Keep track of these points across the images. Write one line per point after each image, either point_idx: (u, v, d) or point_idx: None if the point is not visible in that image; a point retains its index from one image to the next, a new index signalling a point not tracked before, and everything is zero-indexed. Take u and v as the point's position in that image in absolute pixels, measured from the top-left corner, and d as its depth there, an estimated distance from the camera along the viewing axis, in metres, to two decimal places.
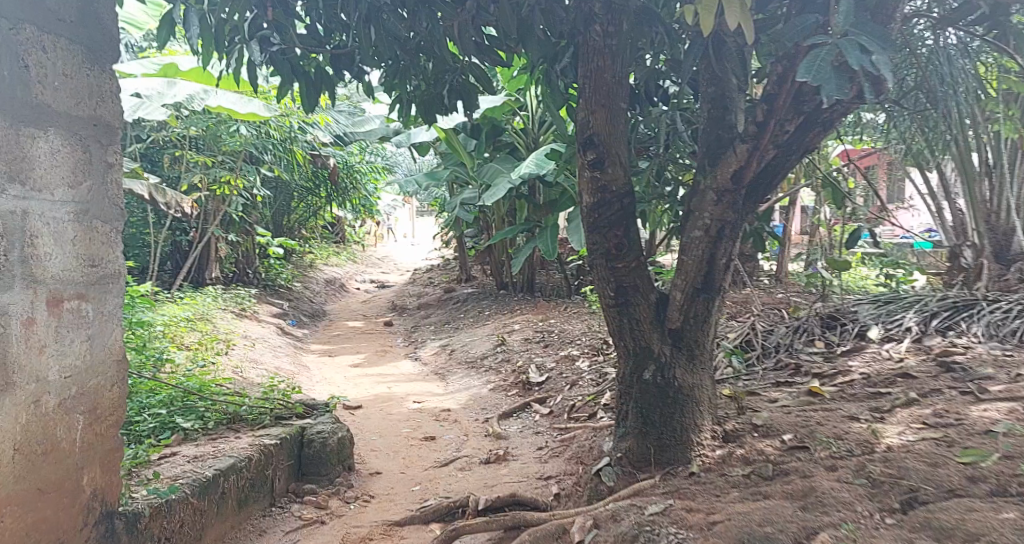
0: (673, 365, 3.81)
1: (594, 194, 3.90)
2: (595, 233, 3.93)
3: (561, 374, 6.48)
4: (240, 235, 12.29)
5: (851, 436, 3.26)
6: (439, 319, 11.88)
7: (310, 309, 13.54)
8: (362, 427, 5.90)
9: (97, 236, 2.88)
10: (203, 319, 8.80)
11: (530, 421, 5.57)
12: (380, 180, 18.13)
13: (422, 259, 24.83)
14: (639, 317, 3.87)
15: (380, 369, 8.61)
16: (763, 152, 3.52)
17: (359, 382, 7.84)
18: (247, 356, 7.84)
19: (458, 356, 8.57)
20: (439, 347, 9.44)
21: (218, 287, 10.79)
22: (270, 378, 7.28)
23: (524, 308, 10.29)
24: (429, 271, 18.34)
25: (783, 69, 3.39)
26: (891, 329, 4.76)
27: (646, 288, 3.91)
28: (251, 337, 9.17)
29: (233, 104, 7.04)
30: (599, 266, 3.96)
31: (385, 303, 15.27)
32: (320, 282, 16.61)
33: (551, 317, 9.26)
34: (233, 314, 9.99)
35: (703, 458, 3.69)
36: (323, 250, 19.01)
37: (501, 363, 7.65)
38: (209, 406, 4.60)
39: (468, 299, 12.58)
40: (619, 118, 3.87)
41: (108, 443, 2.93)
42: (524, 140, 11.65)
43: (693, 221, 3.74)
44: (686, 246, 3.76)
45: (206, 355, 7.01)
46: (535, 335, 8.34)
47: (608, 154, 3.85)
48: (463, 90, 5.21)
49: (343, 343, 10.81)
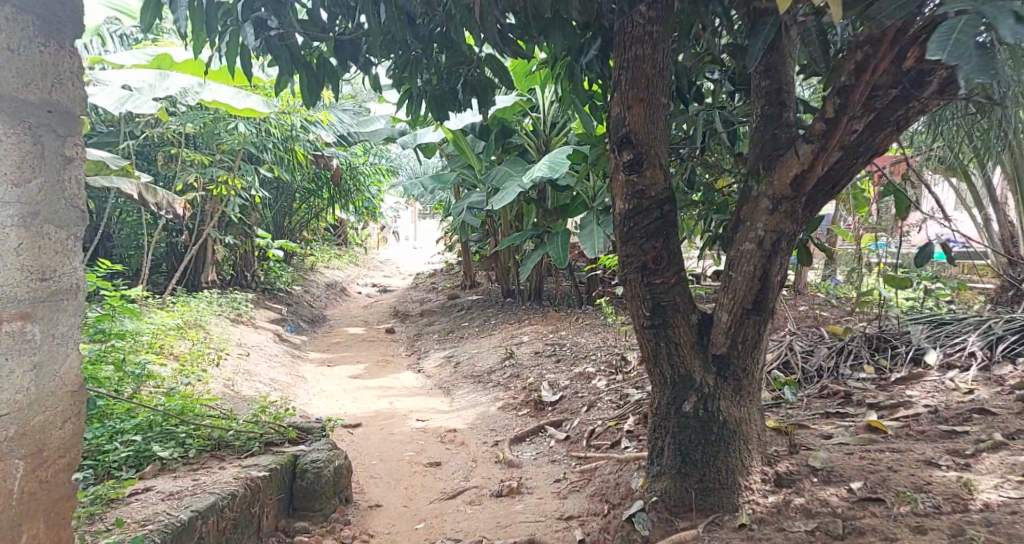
0: (718, 396, 3.35)
1: (629, 200, 3.47)
2: (629, 244, 3.49)
3: (577, 394, 6.01)
4: (237, 237, 11.82)
5: (936, 489, 2.87)
6: (443, 327, 11.39)
7: (310, 314, 13.06)
8: (362, 450, 5.42)
9: (51, 244, 2.41)
10: (196, 326, 8.32)
11: (545, 448, 5.08)
12: (384, 182, 17.70)
13: (425, 263, 24.41)
14: (679, 340, 3.42)
15: (382, 381, 8.13)
16: (830, 153, 3.05)
17: (358, 396, 7.35)
18: (240, 367, 7.36)
19: (465, 369, 8.08)
20: (444, 358, 8.95)
21: (214, 291, 10.31)
22: (264, 392, 6.80)
23: (533, 318, 9.80)
24: (432, 276, 17.87)
25: (864, 56, 2.89)
26: (951, 355, 4.29)
27: (686, 308, 3.46)
28: (246, 345, 8.70)
29: (229, 99, 6.51)
30: (634, 281, 3.51)
31: (387, 309, 14.79)
32: (320, 286, 16.14)
33: (562, 328, 8.79)
34: (228, 321, 9.51)
35: (753, 505, 3.21)
36: (324, 253, 18.55)
37: (510, 378, 7.18)
38: (191, 431, 4.11)
39: (473, 307, 12.10)
40: (659, 114, 3.44)
41: (57, 492, 2.47)
42: (534, 142, 11.19)
43: (744, 233, 3.29)
44: (735, 260, 3.29)
45: (196, 367, 6.53)
46: (546, 348, 7.86)
47: (648, 155, 3.42)
48: (479, 86, 4.81)
49: (343, 351, 10.34)
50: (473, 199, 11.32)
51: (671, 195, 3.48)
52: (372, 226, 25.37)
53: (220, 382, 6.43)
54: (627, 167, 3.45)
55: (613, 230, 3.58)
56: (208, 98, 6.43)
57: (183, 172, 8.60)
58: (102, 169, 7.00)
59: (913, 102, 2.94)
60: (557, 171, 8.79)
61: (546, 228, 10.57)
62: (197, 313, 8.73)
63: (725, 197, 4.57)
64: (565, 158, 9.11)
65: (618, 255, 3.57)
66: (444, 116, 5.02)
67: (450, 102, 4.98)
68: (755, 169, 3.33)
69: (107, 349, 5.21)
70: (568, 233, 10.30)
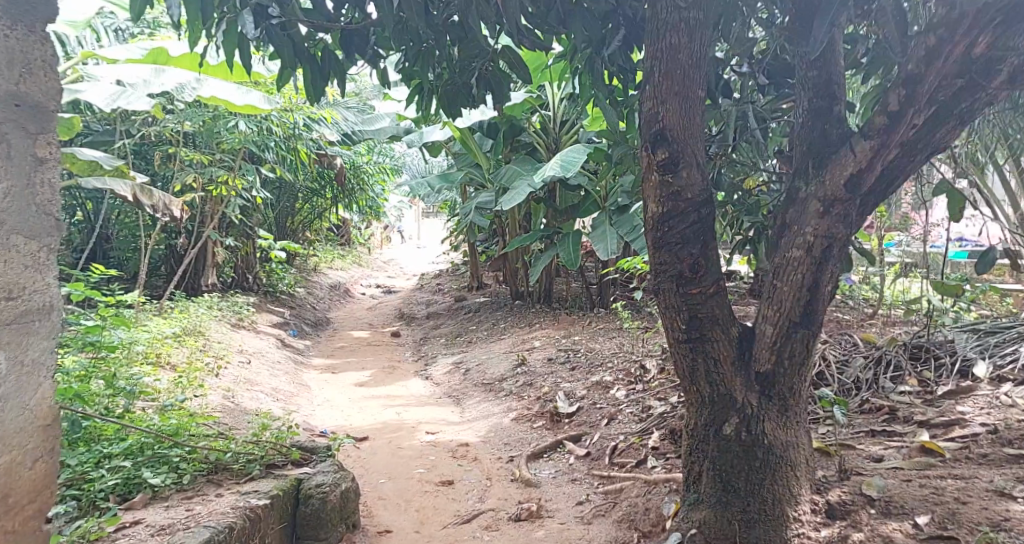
0: (763, 418, 3.07)
1: (663, 204, 3.16)
2: (663, 251, 3.19)
3: (595, 405, 5.72)
4: (239, 239, 11.55)
5: (1016, 528, 2.66)
6: (450, 330, 11.11)
7: (313, 317, 12.79)
8: (369, 467, 5.13)
9: (17, 260, 2.52)
10: (197, 333, 8.04)
11: (565, 466, 4.78)
12: (388, 181, 17.42)
13: (429, 263, 24.14)
14: (719, 356, 3.13)
15: (388, 390, 7.83)
16: (888, 153, 2.77)
17: (364, 406, 7.06)
18: (241, 376, 7.08)
19: (474, 376, 7.79)
20: (452, 364, 8.66)
21: (216, 295, 10.03)
22: (267, 403, 6.50)
23: (543, 322, 9.51)
24: (437, 276, 17.61)
25: (937, 40, 2.63)
26: (1003, 367, 3.95)
27: (725, 319, 3.16)
28: (248, 351, 8.42)
29: (228, 96, 6.24)
30: (668, 291, 3.21)
31: (392, 311, 14.50)
32: (324, 287, 15.86)
33: (574, 332, 8.50)
34: (230, 326, 9.24)
35: (803, 540, 2.96)
36: (328, 253, 18.30)
37: (523, 387, 6.89)
38: (186, 454, 3.83)
39: (480, 309, 11.81)
40: (695, 109, 3.14)
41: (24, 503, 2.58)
42: (543, 141, 10.89)
43: (790, 238, 2.98)
44: (780, 268, 2.99)
45: (195, 378, 6.24)
46: (559, 355, 7.56)
47: (683, 154, 3.12)
48: (493, 79, 4.54)
49: (348, 356, 10.05)
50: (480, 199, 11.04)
51: (709, 198, 3.17)
52: (375, 226, 25.10)
53: (221, 394, 6.14)
54: (660, 167, 3.14)
55: (644, 236, 3.28)
56: (206, 94, 6.19)
57: (182, 174, 8.33)
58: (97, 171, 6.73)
59: (982, 93, 2.64)
60: (571, 171, 8.55)
61: (556, 229, 10.30)
62: (197, 318, 8.45)
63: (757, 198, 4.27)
64: (576, 157, 8.80)
65: (649, 262, 3.27)
66: (456, 112, 4.73)
67: (462, 99, 4.70)
68: (802, 167, 3.03)
69: (99, 362, 4.92)
70: (579, 234, 10.01)
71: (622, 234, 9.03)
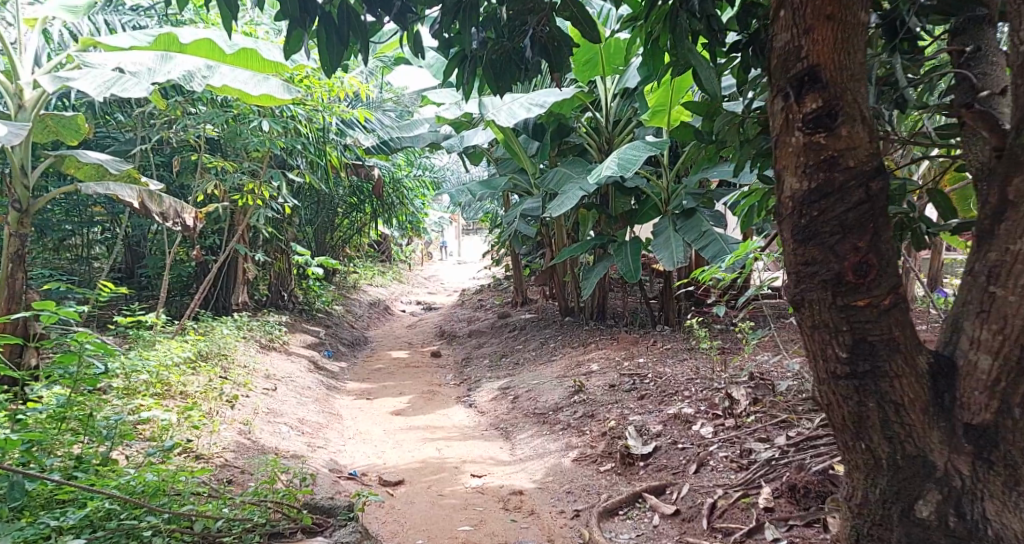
0: (981, 496, 2.38)
1: (809, 175, 2.37)
2: (812, 246, 2.40)
3: (675, 445, 4.74)
4: (271, 254, 10.81)
5: None
6: (496, 350, 10.17)
7: (350, 336, 11.95)
8: (404, 523, 4.22)
9: None
10: (221, 354, 7.23)
11: (648, 529, 3.81)
12: (427, 195, 16.66)
13: (471, 279, 23.29)
14: (901, 402, 2.43)
15: (429, 421, 6.91)
16: None
17: (401, 440, 6.16)
18: (263, 405, 6.26)
19: (524, 405, 6.84)
20: (500, 389, 7.71)
21: (245, 314, 9.26)
22: (291, 437, 5.65)
23: (601, 342, 8.52)
24: (479, 292, 16.69)
25: None
26: None
27: (912, 348, 2.42)
28: (275, 376, 7.59)
29: (242, 84, 5.41)
30: (816, 303, 2.43)
31: (433, 329, 13.61)
32: (363, 305, 15.06)
33: (638, 355, 7.51)
34: (258, 348, 8.43)
35: None
36: (367, 270, 17.60)
37: (583, 420, 5.91)
38: (162, 525, 3.03)
39: (528, 327, 10.85)
40: (855, 37, 2.34)
41: None
42: (595, 141, 10.00)
43: (1015, 221, 2.30)
44: (1000, 268, 2.32)
45: (206, 409, 5.43)
46: (624, 382, 6.58)
47: (842, 101, 2.32)
48: (549, 44, 3.61)
49: (385, 379, 9.15)
50: (526, 205, 10.13)
51: (878, 166, 2.35)
52: (417, 241, 24.33)
53: (237, 428, 5.31)
54: (810, 123, 2.35)
55: (779, 223, 2.50)
56: (217, 84, 5.33)
57: (198, 179, 7.36)
58: (104, 175, 6.02)
59: None
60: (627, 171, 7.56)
61: (611, 237, 9.38)
62: (221, 337, 7.65)
63: (900, 186, 3.33)
64: (637, 154, 7.82)
65: (784, 259, 2.49)
66: (504, 86, 3.86)
67: (514, 68, 3.86)
68: (1021, 120, 2.35)
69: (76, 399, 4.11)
70: (638, 242, 9.12)
71: (689, 240, 8.29)
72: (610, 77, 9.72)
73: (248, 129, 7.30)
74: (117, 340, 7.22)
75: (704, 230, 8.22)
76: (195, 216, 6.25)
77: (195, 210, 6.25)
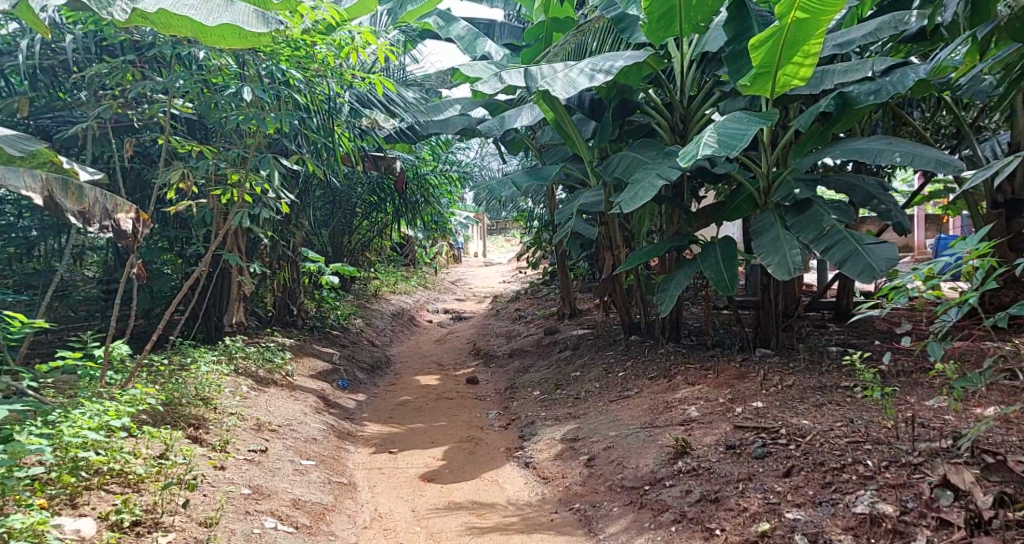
0: None
1: None
2: None
3: None
4: (275, 262, 9.03)
5: None
6: (545, 378, 8.31)
7: (370, 357, 10.09)
8: None
9: None
10: (198, 399, 5.41)
11: None
12: (455, 192, 14.88)
13: (501, 283, 21.48)
14: None
15: (475, 495, 5.03)
16: None
17: (438, 531, 4.33)
18: (242, 475, 4.47)
19: (607, 473, 4.94)
20: (567, 442, 5.80)
21: (240, 337, 7.45)
22: (276, 542, 3.84)
23: (690, 373, 6.67)
24: (516, 298, 14.80)
25: None
26: None
27: None
28: (269, 422, 5.78)
29: (193, 12, 4.39)
30: None
31: (466, 345, 11.68)
32: (385, 317, 13.21)
33: (751, 397, 5.66)
34: (252, 384, 6.57)
35: None
36: (389, 277, 15.90)
37: (705, 508, 4.14)
38: None
39: (583, 346, 8.96)
40: None
41: None
42: (665, 120, 8.09)
43: None
44: None
45: (147, 505, 3.69)
46: (748, 442, 4.74)
47: None
48: None
49: (411, 418, 7.24)
50: (586, 200, 8.27)
51: None
52: (442, 241, 22.37)
53: (191, 538, 3.60)
54: None
55: None
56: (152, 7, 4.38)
57: (163, 166, 5.36)
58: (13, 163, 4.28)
59: None
60: (736, 150, 5.83)
61: (693, 237, 7.53)
62: (201, 374, 5.86)
63: None
64: (746, 132, 6.01)
65: None
66: None
67: None
68: None
69: None
70: (729, 245, 7.40)
71: (806, 241, 6.49)
72: (686, 40, 7.90)
73: (225, 100, 5.33)
74: (64, 381, 5.47)
75: (825, 226, 6.46)
76: (135, 217, 4.59)
77: (134, 209, 4.57)
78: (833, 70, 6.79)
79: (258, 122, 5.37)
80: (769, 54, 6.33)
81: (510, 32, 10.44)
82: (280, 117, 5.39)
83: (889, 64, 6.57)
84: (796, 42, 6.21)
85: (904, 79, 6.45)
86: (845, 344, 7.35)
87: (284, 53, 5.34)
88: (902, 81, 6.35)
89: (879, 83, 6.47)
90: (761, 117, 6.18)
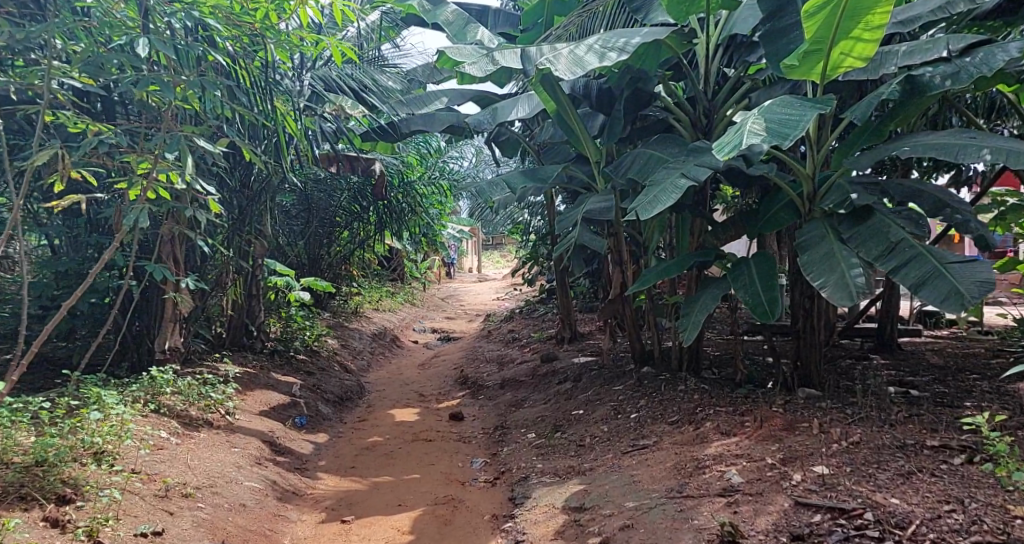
0: None
1: None
2: None
3: None
4: (228, 278, 7.69)
5: None
6: (542, 417, 6.99)
7: (341, 385, 8.74)
8: None
9: None
10: (83, 457, 4.09)
11: None
12: (446, 203, 13.56)
13: (496, 300, 20.13)
14: None
15: None
16: None
17: None
18: None
19: None
20: (570, 514, 4.51)
21: (170, 366, 6.08)
22: None
23: (722, 419, 5.38)
24: (510, 318, 13.46)
25: None
26: None
27: None
28: (184, 485, 4.44)
29: None
30: None
31: (453, 372, 10.33)
32: (364, 337, 11.86)
33: (810, 453, 4.39)
34: (174, 430, 5.22)
35: None
36: (373, 293, 14.54)
37: None
38: None
39: (587, 378, 7.62)
40: None
41: None
42: (685, 114, 6.70)
43: None
44: None
45: None
46: (822, 533, 3.58)
47: None
48: None
49: (376, 470, 5.89)
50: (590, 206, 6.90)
51: None
52: (433, 255, 21.03)
53: None
54: None
55: None
56: None
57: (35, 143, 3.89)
58: None
59: None
60: (790, 139, 4.59)
61: (719, 253, 6.31)
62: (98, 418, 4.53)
63: None
64: (800, 119, 4.76)
65: None
66: None
67: None
68: None
69: None
70: (764, 262, 6.15)
71: (868, 258, 5.20)
72: (712, 19, 6.57)
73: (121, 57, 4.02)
74: None
75: (895, 240, 5.17)
76: None
77: None
78: (895, 52, 5.54)
79: (160, 86, 4.11)
80: (826, 24, 5.05)
81: (505, 18, 9.10)
82: (193, 84, 4.19)
83: (970, 41, 5.29)
84: (859, 8, 4.95)
85: (990, 59, 5.12)
86: (905, 384, 6.03)
87: (207, 1, 4.15)
88: (988, 63, 5.05)
89: (958, 65, 5.19)
90: (815, 102, 4.95)
